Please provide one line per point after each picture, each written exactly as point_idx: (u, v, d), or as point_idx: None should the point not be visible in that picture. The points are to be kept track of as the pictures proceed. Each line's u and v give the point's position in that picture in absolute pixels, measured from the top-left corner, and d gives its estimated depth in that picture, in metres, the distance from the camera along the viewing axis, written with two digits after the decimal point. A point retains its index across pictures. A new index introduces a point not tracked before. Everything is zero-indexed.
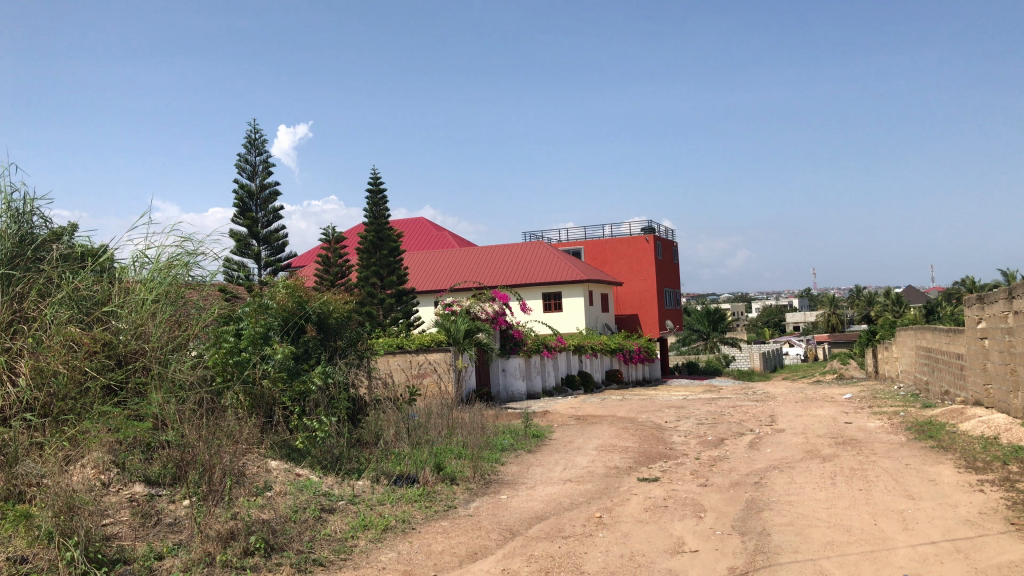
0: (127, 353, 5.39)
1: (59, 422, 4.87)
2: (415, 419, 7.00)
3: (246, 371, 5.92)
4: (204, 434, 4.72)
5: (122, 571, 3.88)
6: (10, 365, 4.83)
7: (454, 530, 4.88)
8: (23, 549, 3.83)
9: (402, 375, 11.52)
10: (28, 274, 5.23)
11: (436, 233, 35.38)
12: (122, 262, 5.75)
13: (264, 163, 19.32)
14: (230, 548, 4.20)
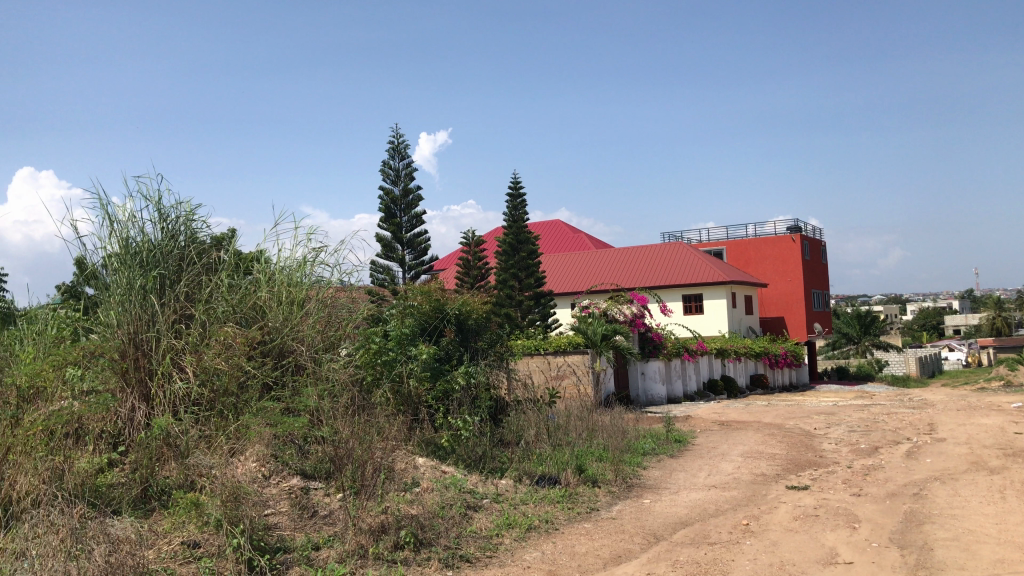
0: (283, 351, 5.73)
1: (222, 415, 5.22)
2: (556, 421, 7.04)
3: (394, 370, 6.14)
4: (356, 432, 4.88)
5: (284, 560, 4.08)
6: (177, 361, 5.18)
7: (598, 533, 4.88)
8: (196, 534, 4.16)
9: (540, 376, 11.62)
10: (193, 278, 5.60)
11: (573, 234, 35.50)
12: (272, 261, 6.09)
13: (408, 168, 19.93)
14: (383, 541, 4.33)
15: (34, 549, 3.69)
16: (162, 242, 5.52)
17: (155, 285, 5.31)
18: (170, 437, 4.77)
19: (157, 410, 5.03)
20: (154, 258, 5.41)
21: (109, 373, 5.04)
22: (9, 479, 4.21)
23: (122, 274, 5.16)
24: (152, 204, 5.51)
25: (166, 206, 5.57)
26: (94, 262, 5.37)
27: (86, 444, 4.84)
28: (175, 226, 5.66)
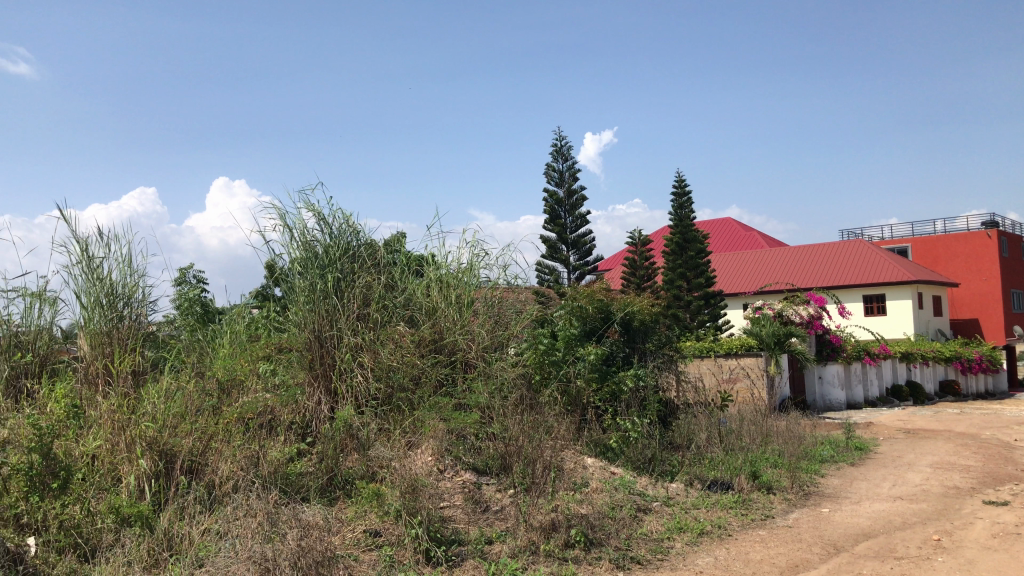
0: (454, 348, 5.90)
1: (398, 409, 5.45)
2: (727, 425, 6.86)
3: (563, 371, 6.09)
4: (525, 429, 5.00)
5: (459, 552, 4.20)
6: (356, 357, 5.44)
7: (773, 540, 4.72)
8: (378, 523, 4.37)
9: (711, 379, 11.37)
10: (370, 280, 5.88)
11: (744, 233, 34.52)
12: (441, 264, 6.33)
13: (572, 170, 20.05)
14: (554, 539, 4.38)
15: (235, 530, 4.00)
16: (342, 244, 5.85)
17: (334, 285, 5.59)
18: (353, 430, 5.09)
19: (340, 403, 5.29)
20: (333, 259, 5.69)
21: (298, 369, 5.39)
22: (212, 465, 4.59)
23: (308, 277, 5.52)
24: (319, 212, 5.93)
25: (337, 212, 5.96)
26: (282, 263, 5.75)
27: (277, 435, 5.16)
28: (355, 232, 6.04)
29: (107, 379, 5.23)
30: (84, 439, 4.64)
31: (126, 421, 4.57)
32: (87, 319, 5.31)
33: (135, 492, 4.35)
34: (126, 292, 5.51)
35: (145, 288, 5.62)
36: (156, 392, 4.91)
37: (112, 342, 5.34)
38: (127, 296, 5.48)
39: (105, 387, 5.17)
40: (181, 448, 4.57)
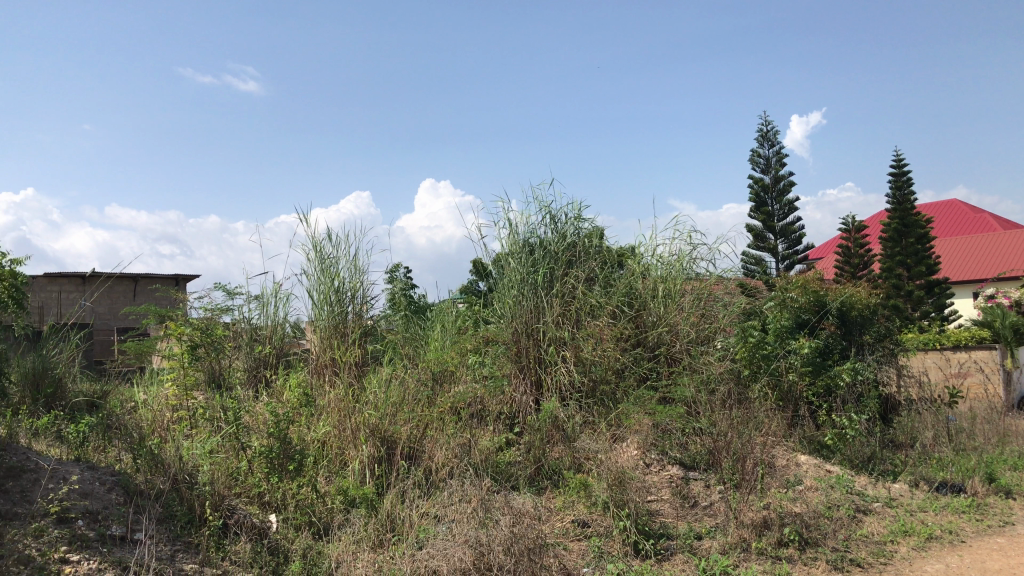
0: (656, 342, 5.83)
1: (602, 402, 5.49)
2: (957, 424, 6.39)
3: (773, 365, 5.90)
4: (734, 425, 4.87)
5: (667, 546, 4.18)
6: (560, 352, 5.53)
7: (1014, 550, 4.32)
8: (586, 514, 4.47)
9: (939, 373, 10.60)
10: (571, 275, 5.94)
11: (974, 214, 31.77)
12: (646, 256, 6.33)
13: (779, 154, 19.30)
14: (765, 537, 4.24)
15: (450, 515, 4.19)
16: (544, 243, 6.05)
17: (545, 280, 5.78)
18: (558, 422, 5.21)
19: (545, 395, 5.43)
20: (536, 255, 5.92)
21: (505, 361, 5.63)
22: (428, 451, 4.82)
23: (517, 272, 5.77)
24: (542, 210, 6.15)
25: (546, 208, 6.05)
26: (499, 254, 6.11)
27: (487, 424, 5.34)
28: (562, 228, 6.17)
29: (334, 369, 5.66)
30: (315, 426, 5.08)
31: (352, 408, 5.02)
32: (317, 315, 5.89)
33: (360, 475, 4.67)
34: (351, 288, 5.99)
35: (367, 286, 6.07)
36: (379, 382, 5.37)
37: (340, 334, 5.82)
38: (352, 293, 5.96)
39: (332, 376, 5.60)
40: (400, 435, 4.85)
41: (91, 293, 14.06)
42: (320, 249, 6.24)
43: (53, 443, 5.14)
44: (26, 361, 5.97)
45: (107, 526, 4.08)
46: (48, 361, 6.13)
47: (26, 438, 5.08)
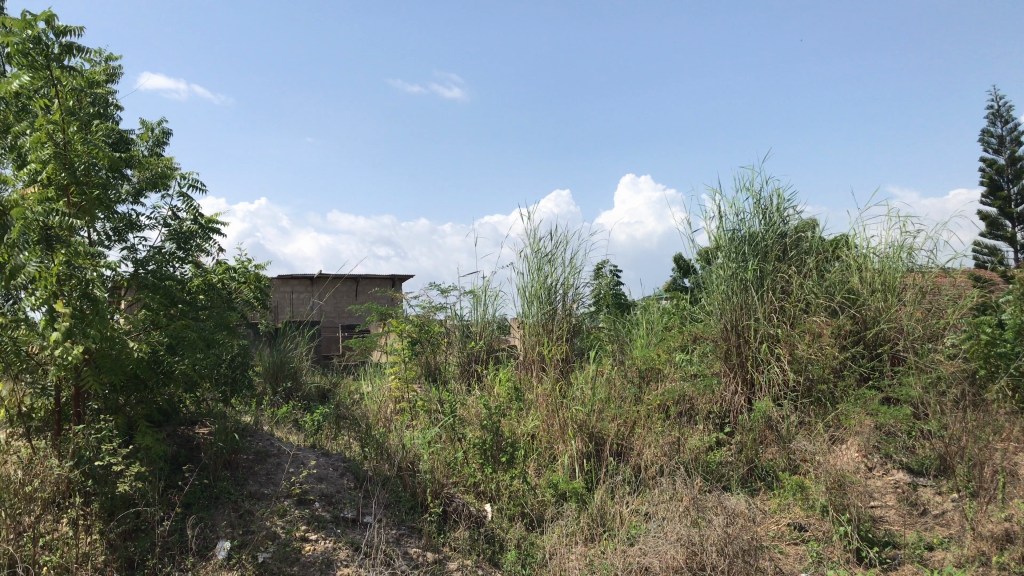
0: (879, 338, 5.48)
1: (820, 403, 5.26)
2: None
3: (1014, 367, 4.88)
4: (968, 429, 4.60)
5: (893, 555, 3.92)
6: (773, 350, 5.37)
7: None
8: (802, 518, 4.30)
9: None
10: (781, 270, 5.72)
11: None
12: (862, 248, 5.97)
13: (1014, 132, 17.59)
14: (1008, 551, 3.80)
15: (661, 513, 4.17)
16: (746, 238, 5.75)
17: (757, 277, 5.60)
18: (772, 423, 5.01)
19: (758, 394, 5.29)
20: (743, 250, 5.70)
21: (714, 358, 5.52)
22: (637, 449, 4.84)
23: (728, 266, 5.65)
24: (751, 198, 5.97)
25: (763, 198, 5.86)
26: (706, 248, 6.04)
27: (696, 424, 5.29)
28: (768, 218, 5.85)
29: (541, 366, 5.79)
30: (524, 420, 5.24)
31: (560, 404, 5.13)
32: (526, 312, 6.09)
33: (569, 470, 4.75)
34: (562, 286, 6.10)
35: (579, 286, 6.16)
36: (585, 378, 5.45)
37: (547, 332, 5.95)
38: (564, 291, 6.07)
39: (540, 372, 5.75)
40: (608, 432, 4.95)
41: (320, 293, 15.22)
42: (533, 247, 6.40)
43: (291, 431, 5.64)
44: (267, 356, 6.59)
45: (340, 509, 4.41)
46: (286, 356, 6.74)
47: (269, 425, 5.60)
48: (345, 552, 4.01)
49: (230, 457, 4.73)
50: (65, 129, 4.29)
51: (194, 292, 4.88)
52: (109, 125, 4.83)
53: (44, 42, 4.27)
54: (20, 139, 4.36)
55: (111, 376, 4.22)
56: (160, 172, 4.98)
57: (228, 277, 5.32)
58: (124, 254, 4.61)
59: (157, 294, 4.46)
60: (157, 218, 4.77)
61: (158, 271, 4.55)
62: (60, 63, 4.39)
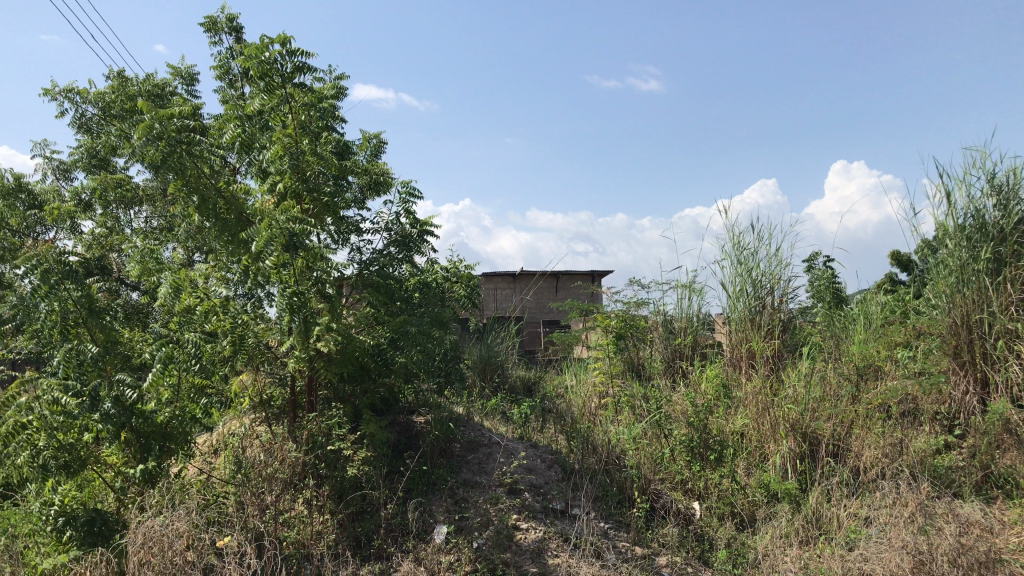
0: None
1: None
2: None
3: None
4: None
5: None
6: (1012, 347, 4.89)
7: None
8: None
9: None
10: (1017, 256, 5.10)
11: None
12: None
13: None
14: None
15: (884, 518, 3.95)
16: (978, 223, 5.30)
17: (991, 266, 5.13)
18: (1011, 426, 4.58)
19: (993, 395, 4.89)
20: (974, 236, 5.27)
21: (942, 355, 5.16)
22: (856, 450, 4.64)
23: (957, 255, 5.25)
24: (984, 177, 5.49)
25: (998, 176, 5.36)
26: (930, 238, 5.65)
27: (922, 425, 4.99)
28: (1004, 198, 5.33)
29: (751, 362, 5.65)
30: (732, 418, 5.11)
31: (770, 403, 4.95)
32: (733, 307, 5.94)
33: (781, 471, 4.62)
34: (772, 279, 5.91)
35: (790, 281, 5.93)
36: (797, 376, 5.26)
37: (755, 327, 5.78)
38: (773, 285, 5.88)
39: (749, 369, 5.60)
40: (823, 432, 4.77)
41: (522, 289, 15.58)
42: (740, 239, 6.24)
43: (500, 423, 5.85)
44: (477, 349, 6.88)
45: (549, 500, 4.54)
46: (493, 349, 6.99)
47: (479, 416, 5.83)
48: (556, 542, 4.13)
49: (446, 445, 4.97)
50: (298, 141, 4.64)
51: (412, 289, 5.20)
52: (335, 136, 5.22)
53: (278, 64, 4.68)
54: (262, 153, 4.83)
55: (340, 368, 4.60)
56: (379, 177, 5.33)
57: (441, 276, 5.60)
58: (350, 256, 5.00)
59: (380, 293, 4.83)
60: (379, 223, 5.14)
61: (381, 271, 4.95)
62: (293, 82, 4.78)
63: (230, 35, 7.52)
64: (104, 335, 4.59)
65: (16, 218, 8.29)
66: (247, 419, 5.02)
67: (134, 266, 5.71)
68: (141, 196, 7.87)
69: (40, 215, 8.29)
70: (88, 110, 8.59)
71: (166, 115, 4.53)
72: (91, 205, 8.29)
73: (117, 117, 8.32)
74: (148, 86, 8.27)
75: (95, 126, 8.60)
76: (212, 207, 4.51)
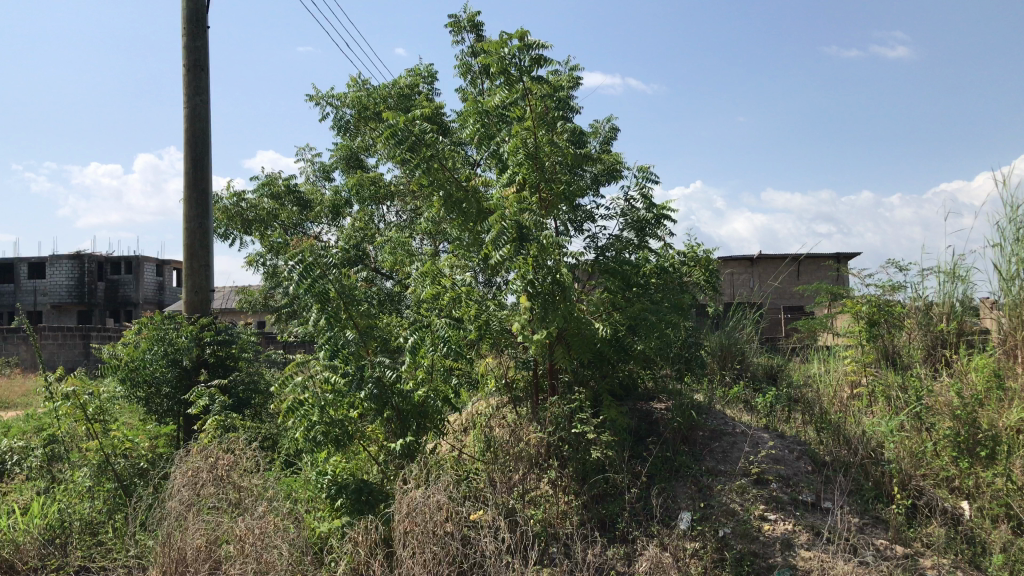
0: None
1: None
2: None
3: None
4: None
5: None
6: None
7: None
8: None
9: None
10: None
11: None
12: None
13: None
14: None
15: None
16: None
17: None
18: None
19: None
20: None
21: None
22: None
23: None
24: None
25: None
26: None
27: None
28: None
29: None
30: (1006, 412, 4.67)
31: None
32: (1006, 290, 5.40)
33: None
34: None
35: None
36: None
37: None
38: None
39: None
40: None
41: (761, 273, 15.06)
42: (1016, 215, 5.61)
43: (742, 411, 5.72)
44: (716, 336, 6.77)
45: (798, 491, 4.39)
46: (734, 336, 6.82)
47: (721, 404, 5.73)
48: (806, 536, 3.99)
49: (688, 432, 4.95)
50: (536, 132, 4.74)
51: (649, 275, 5.19)
52: (570, 125, 5.32)
53: (516, 58, 4.80)
54: (500, 146, 5.04)
55: (578, 353, 4.70)
56: (613, 163, 5.34)
57: (679, 261, 5.54)
58: (587, 243, 5.10)
59: (616, 279, 4.90)
60: (615, 209, 5.18)
61: (617, 258, 5.02)
62: (533, 74, 4.92)
63: (471, 34, 7.86)
64: (363, 322, 4.98)
65: (287, 216, 9.18)
66: (494, 400, 5.26)
67: (391, 256, 6.14)
68: (392, 192, 8.43)
69: (307, 212, 9.12)
70: (346, 114, 9.33)
71: (409, 116, 4.88)
72: (350, 202, 9.01)
73: (371, 119, 8.97)
74: (397, 88, 8.84)
75: (352, 128, 9.33)
76: (456, 201, 4.87)
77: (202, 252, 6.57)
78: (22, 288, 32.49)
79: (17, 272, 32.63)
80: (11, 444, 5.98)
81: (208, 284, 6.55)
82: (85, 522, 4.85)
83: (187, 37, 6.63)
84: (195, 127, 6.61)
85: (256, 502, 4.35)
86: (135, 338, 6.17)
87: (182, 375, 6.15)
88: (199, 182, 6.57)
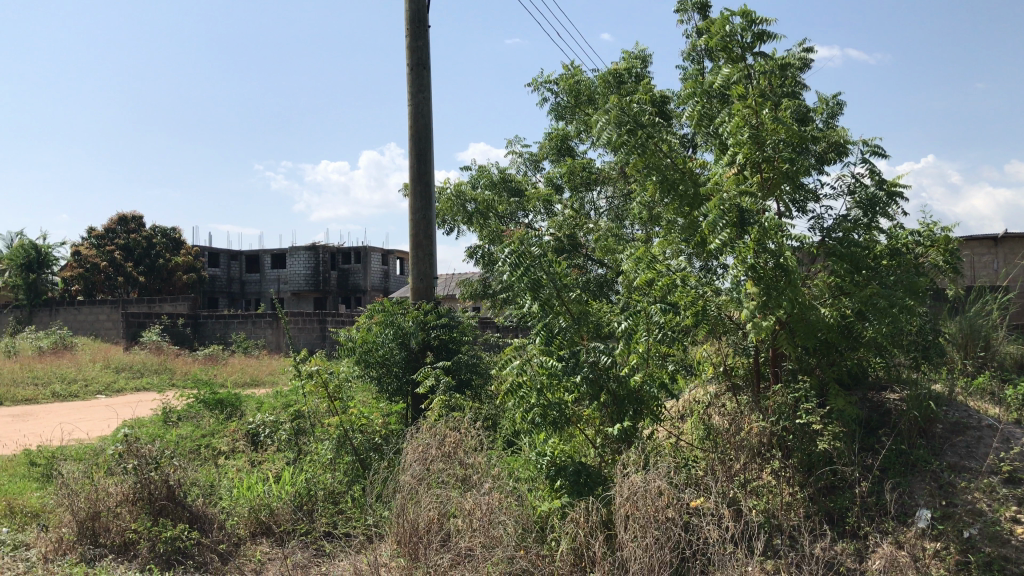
0: None
1: None
2: None
3: None
4: None
5: None
6: None
7: None
8: None
9: None
10: None
11: None
12: None
13: None
14: None
15: None
16: None
17: None
18: None
19: None
20: None
21: None
22: None
23: None
24: None
25: None
26: None
27: None
28: None
29: None
30: None
31: None
32: None
33: None
34: None
35: None
36: None
37: None
38: None
39: None
40: None
41: (1009, 253, 13.70)
42: None
43: (988, 403, 5.26)
44: (956, 322, 6.25)
45: None
46: (976, 322, 6.30)
47: (963, 395, 5.30)
48: None
49: (926, 425, 4.63)
50: (758, 110, 4.58)
51: (881, 257, 4.89)
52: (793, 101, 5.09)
53: (738, 35, 4.67)
54: (719, 127, 4.92)
55: (803, 340, 4.51)
56: (840, 139, 5.06)
57: (913, 242, 5.16)
58: (811, 224, 4.87)
59: (845, 262, 4.63)
60: (842, 188, 4.91)
61: (845, 239, 4.75)
62: (755, 51, 4.76)
63: (698, 13, 7.72)
64: (578, 308, 5.04)
65: (502, 204, 9.46)
66: (712, 387, 5.16)
67: (604, 242, 6.19)
68: (605, 177, 8.46)
69: (522, 201, 9.35)
70: (559, 102, 9.47)
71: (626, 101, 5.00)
72: (562, 190, 9.16)
73: (587, 106, 9.05)
74: (609, 73, 8.86)
75: (565, 116, 9.45)
76: (672, 183, 4.82)
77: (426, 241, 6.91)
78: (265, 277, 35.69)
79: (262, 263, 35.90)
80: (263, 417, 6.61)
81: (432, 271, 6.89)
82: (328, 491, 5.28)
83: (409, 37, 6.99)
84: (419, 123, 6.96)
85: (481, 479, 4.55)
86: (367, 322, 6.62)
87: (410, 357, 6.53)
88: (423, 175, 6.92)
